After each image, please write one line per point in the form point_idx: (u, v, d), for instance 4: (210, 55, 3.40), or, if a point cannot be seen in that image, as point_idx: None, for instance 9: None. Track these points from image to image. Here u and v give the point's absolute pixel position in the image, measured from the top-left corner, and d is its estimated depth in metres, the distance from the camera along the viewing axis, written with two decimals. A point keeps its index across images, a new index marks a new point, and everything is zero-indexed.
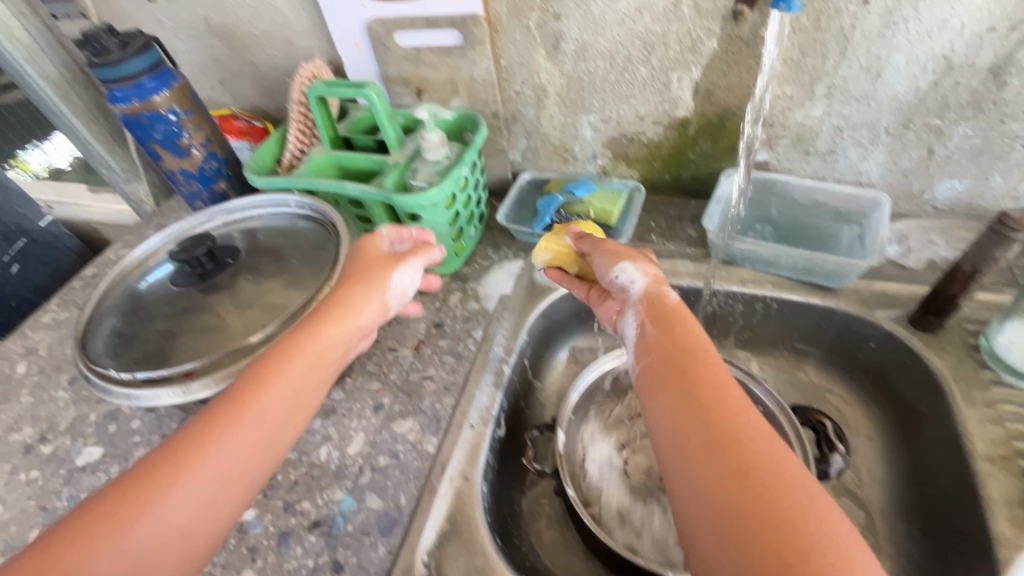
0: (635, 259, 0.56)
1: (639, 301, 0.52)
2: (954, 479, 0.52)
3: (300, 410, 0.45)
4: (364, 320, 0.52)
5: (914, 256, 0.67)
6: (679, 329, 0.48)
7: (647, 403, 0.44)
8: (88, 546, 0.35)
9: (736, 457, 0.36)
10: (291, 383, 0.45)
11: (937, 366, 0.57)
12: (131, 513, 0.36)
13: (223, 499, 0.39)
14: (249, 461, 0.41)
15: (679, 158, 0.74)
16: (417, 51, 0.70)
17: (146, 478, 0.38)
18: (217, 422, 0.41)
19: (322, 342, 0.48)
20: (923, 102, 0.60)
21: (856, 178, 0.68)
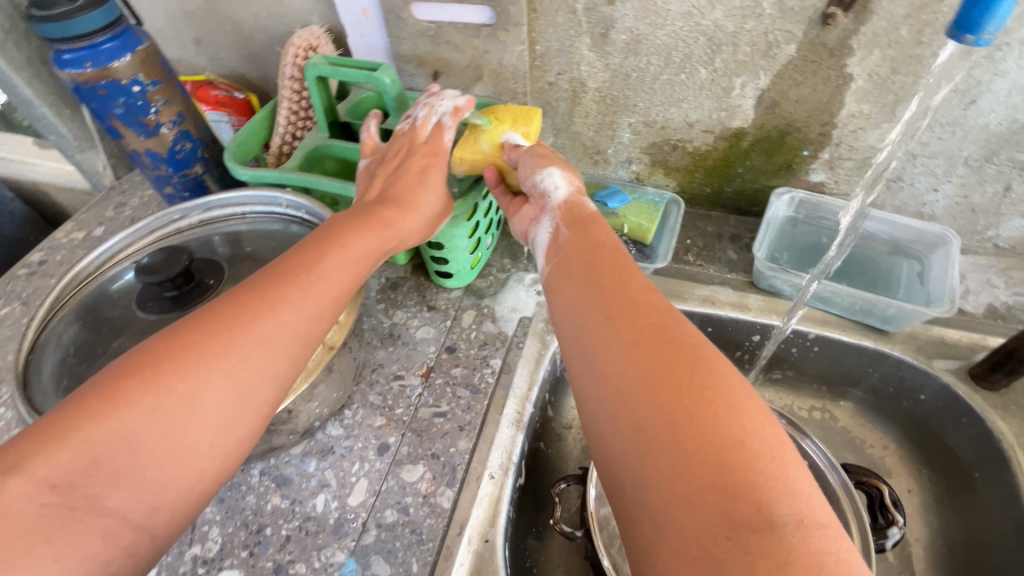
0: (562, 166, 0.53)
1: (556, 209, 0.50)
2: (1016, 557, 0.48)
3: (351, 279, 0.44)
4: (413, 221, 0.51)
5: (973, 299, 0.61)
6: (593, 231, 0.46)
7: (555, 295, 0.43)
8: (178, 382, 0.34)
9: (638, 328, 0.35)
10: (344, 251, 0.45)
11: (1000, 429, 0.53)
12: (210, 356, 0.35)
13: (287, 363, 0.39)
14: (309, 322, 0.40)
15: (725, 171, 0.66)
16: (436, 27, 0.59)
17: (215, 321, 0.37)
18: (279, 284, 0.40)
19: (365, 226, 0.48)
20: (1015, 134, 0.53)
21: (918, 209, 0.62)
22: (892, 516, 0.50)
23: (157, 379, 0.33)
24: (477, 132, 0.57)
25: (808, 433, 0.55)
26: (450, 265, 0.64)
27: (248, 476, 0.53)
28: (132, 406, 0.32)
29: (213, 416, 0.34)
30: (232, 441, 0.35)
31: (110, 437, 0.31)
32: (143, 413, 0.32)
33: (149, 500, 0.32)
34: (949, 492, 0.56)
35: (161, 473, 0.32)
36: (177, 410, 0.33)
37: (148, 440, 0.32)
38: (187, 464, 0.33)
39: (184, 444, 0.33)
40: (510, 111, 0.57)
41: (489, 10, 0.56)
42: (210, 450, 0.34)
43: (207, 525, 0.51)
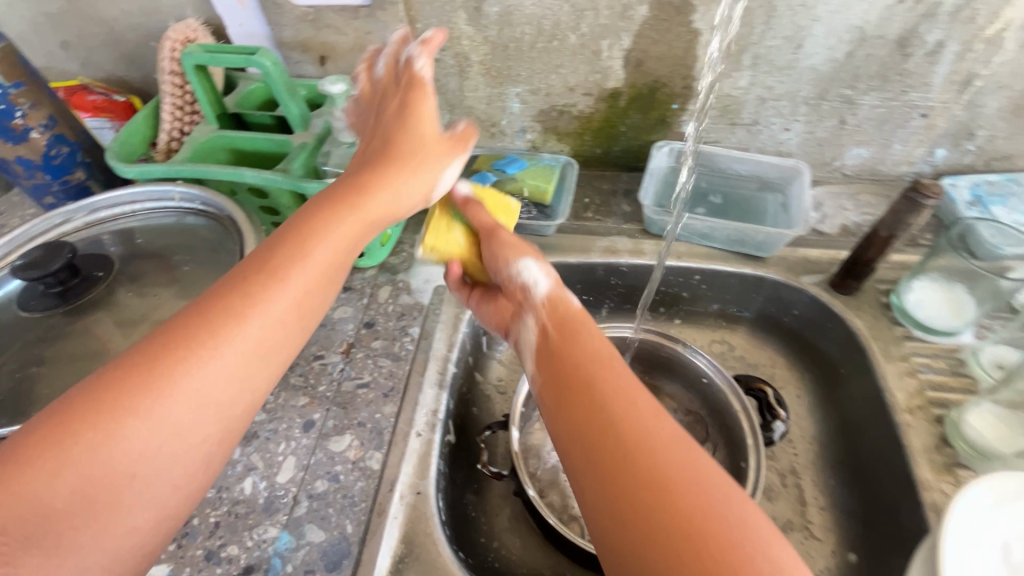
0: (535, 254, 0.50)
1: (538, 306, 0.47)
2: (877, 431, 0.56)
3: (319, 302, 0.41)
4: (401, 199, 0.46)
5: (830, 222, 0.70)
6: (582, 336, 0.43)
7: (552, 402, 0.39)
8: (78, 448, 0.31)
9: (623, 440, 0.34)
10: (313, 269, 0.40)
11: (856, 325, 0.61)
12: (111, 423, 0.32)
13: (243, 407, 0.37)
14: (268, 352, 0.38)
15: (610, 131, 0.71)
16: (315, 12, 0.60)
17: (156, 363, 0.34)
18: (232, 318, 0.37)
19: (344, 227, 0.42)
20: (838, 72, 0.61)
21: (776, 148, 0.70)
22: (776, 413, 0.57)
23: (89, 447, 0.31)
24: (453, 222, 0.54)
25: (693, 346, 0.61)
26: None
27: None
28: (62, 474, 0.31)
29: (159, 480, 0.33)
30: (178, 500, 0.35)
31: (34, 510, 0.30)
32: (72, 482, 0.31)
33: (76, 568, 0.31)
34: (827, 390, 0.64)
35: (87, 543, 0.31)
36: (83, 483, 0.31)
37: (54, 514, 0.30)
38: (130, 533, 0.32)
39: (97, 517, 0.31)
40: (487, 195, 0.56)
41: None
42: (138, 518, 0.33)
43: None
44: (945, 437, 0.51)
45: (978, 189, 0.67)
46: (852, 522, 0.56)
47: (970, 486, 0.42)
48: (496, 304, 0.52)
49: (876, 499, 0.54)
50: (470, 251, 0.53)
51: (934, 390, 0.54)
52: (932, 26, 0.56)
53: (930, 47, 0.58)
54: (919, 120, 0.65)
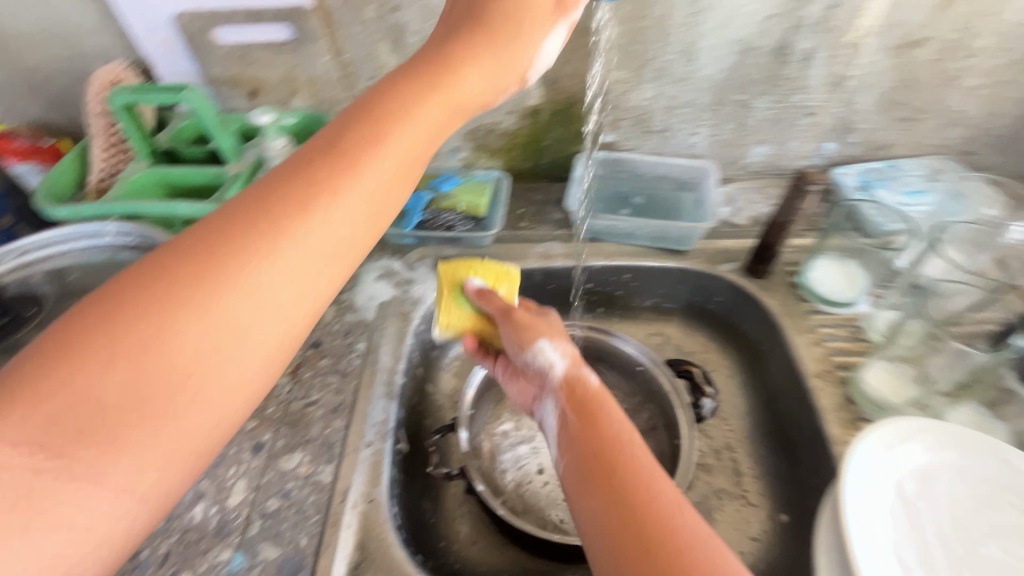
0: (550, 335, 0.53)
1: (557, 390, 0.49)
2: (794, 399, 0.61)
3: (383, 213, 0.39)
4: (504, 80, 0.44)
5: (742, 214, 0.76)
6: (600, 421, 0.44)
7: (574, 489, 0.40)
8: (152, 328, 0.31)
9: (619, 483, 0.39)
10: (380, 174, 0.38)
11: (769, 305, 0.67)
12: (189, 307, 0.32)
13: (301, 315, 0.36)
14: (326, 262, 0.36)
15: (536, 145, 0.76)
16: (242, 48, 0.63)
17: (215, 259, 0.33)
18: (295, 219, 0.35)
19: (416, 128, 0.40)
20: (730, 80, 0.68)
21: (688, 151, 0.77)
22: (704, 390, 0.62)
23: (143, 340, 0.30)
24: (461, 298, 0.58)
25: (617, 334, 0.67)
26: None
27: None
28: (120, 364, 0.29)
29: (212, 385, 0.32)
30: (231, 410, 0.34)
31: (86, 402, 0.28)
32: (125, 376, 0.29)
33: (138, 462, 0.29)
34: (751, 367, 0.69)
35: (156, 432, 0.30)
36: (155, 364, 0.30)
37: (120, 396, 0.29)
38: (183, 439, 0.31)
39: (170, 406, 0.31)
40: (489, 266, 0.60)
41: (286, 28, 0.61)
42: (208, 415, 0.32)
43: None
44: (850, 396, 0.57)
45: (865, 175, 0.75)
46: (783, 485, 0.60)
47: (872, 428, 0.46)
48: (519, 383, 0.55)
49: (799, 461, 0.59)
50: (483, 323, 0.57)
51: (839, 355, 0.61)
52: (803, 36, 0.64)
53: (803, 54, 0.66)
54: (806, 118, 0.73)
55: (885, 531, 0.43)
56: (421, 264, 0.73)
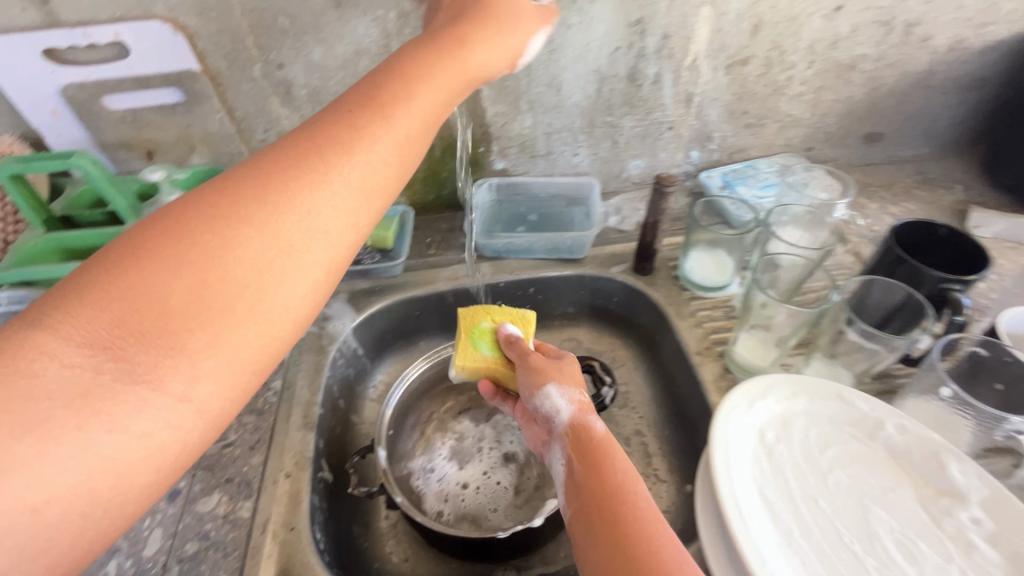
0: (559, 379, 0.54)
1: (565, 435, 0.50)
2: (684, 378, 0.67)
3: (417, 151, 0.41)
4: (502, 56, 0.47)
5: (628, 221, 0.85)
6: (604, 471, 0.45)
7: (579, 536, 0.42)
8: (213, 243, 0.32)
9: (620, 535, 0.39)
10: (417, 113, 0.40)
11: (656, 297, 0.74)
12: (244, 228, 0.33)
13: (344, 247, 0.37)
14: (368, 193, 0.38)
15: (435, 178, 0.82)
16: (133, 112, 0.66)
17: (271, 183, 0.35)
18: (342, 148, 0.37)
19: (446, 71, 0.42)
20: (596, 105, 0.77)
21: (573, 170, 0.85)
22: (605, 379, 0.68)
23: (209, 251, 0.32)
24: (480, 344, 0.62)
25: None
26: None
27: None
28: (183, 273, 0.31)
29: (268, 302, 0.34)
30: (280, 333, 0.35)
31: (155, 305, 0.30)
32: (189, 282, 0.31)
33: (196, 371, 0.31)
34: (650, 357, 0.76)
35: (213, 345, 0.32)
36: (214, 278, 0.32)
37: (182, 305, 0.31)
38: (236, 352, 0.33)
39: (226, 320, 0.32)
40: (506, 312, 0.64)
41: (176, 91, 0.65)
42: (258, 334, 0.34)
43: None
44: (726, 367, 0.64)
45: (726, 176, 0.85)
46: (685, 459, 0.66)
47: (734, 389, 0.52)
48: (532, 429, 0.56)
49: (694, 432, 0.65)
50: (499, 366, 0.60)
51: (716, 333, 0.68)
52: (648, 63, 0.74)
53: (652, 78, 0.76)
54: (669, 132, 0.82)
55: (752, 473, 0.48)
56: (334, 300, 0.76)
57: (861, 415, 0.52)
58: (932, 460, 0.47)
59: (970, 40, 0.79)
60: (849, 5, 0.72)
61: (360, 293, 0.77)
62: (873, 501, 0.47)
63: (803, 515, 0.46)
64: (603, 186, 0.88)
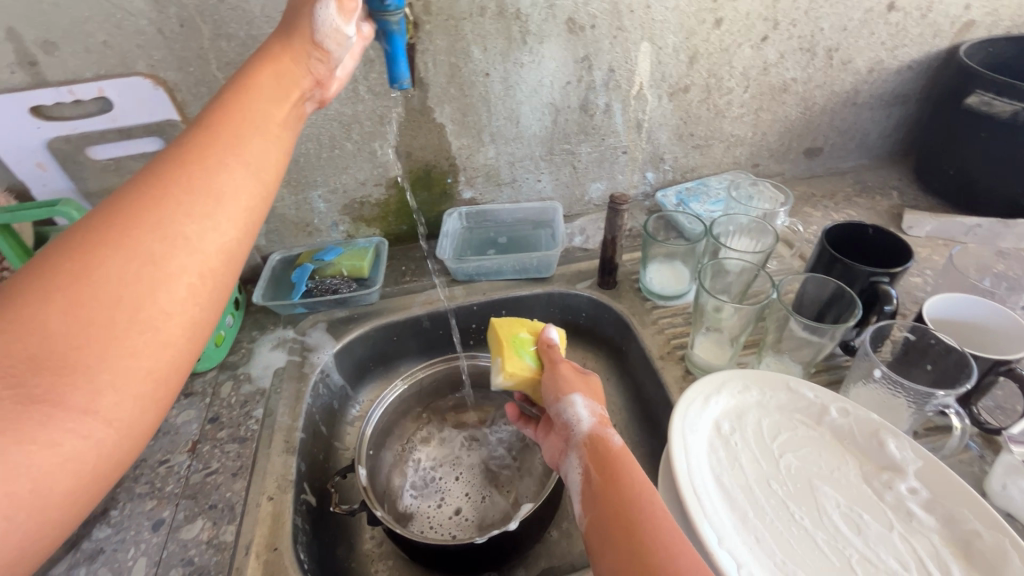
0: (583, 393, 0.55)
1: (582, 445, 0.50)
2: (650, 382, 0.71)
3: (272, 147, 0.42)
4: (315, 59, 0.49)
5: (592, 240, 0.90)
6: (621, 478, 0.45)
7: (597, 542, 0.42)
8: (84, 268, 0.31)
9: (637, 544, 0.39)
10: (260, 118, 0.42)
11: (620, 308, 0.78)
12: (117, 247, 0.32)
13: (227, 250, 0.37)
14: (236, 196, 0.38)
15: (407, 209, 0.87)
16: (116, 161, 0.70)
17: (139, 205, 0.34)
18: (189, 166, 0.37)
19: (275, 78, 0.45)
20: (554, 134, 0.84)
21: (538, 196, 0.91)
22: None
23: (80, 275, 0.31)
24: (525, 355, 0.62)
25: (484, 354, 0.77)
26: None
27: None
28: (61, 298, 0.30)
29: (152, 312, 0.32)
30: (178, 344, 0.34)
31: (35, 334, 0.29)
32: (67, 308, 0.30)
33: (99, 384, 0.30)
34: (619, 366, 0.80)
35: (117, 353, 0.31)
36: (97, 297, 0.31)
37: (64, 330, 0.30)
38: (133, 365, 0.32)
39: (113, 335, 0.31)
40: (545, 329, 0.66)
41: (156, 139, 0.69)
42: (157, 343, 0.33)
43: None
44: (687, 369, 0.68)
45: (681, 194, 0.91)
46: (655, 462, 0.69)
47: (689, 386, 0.56)
48: (550, 440, 0.56)
49: (661, 434, 0.68)
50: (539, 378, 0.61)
51: (677, 339, 0.73)
52: (598, 94, 0.81)
53: (603, 108, 0.82)
54: (624, 156, 0.89)
55: (708, 461, 0.51)
56: (314, 329, 0.79)
57: (808, 403, 0.55)
58: (873, 439, 0.51)
59: (887, 61, 0.87)
60: (773, 36, 0.80)
61: (339, 322, 0.80)
62: (821, 480, 0.51)
63: (757, 498, 0.49)
64: (567, 209, 0.94)
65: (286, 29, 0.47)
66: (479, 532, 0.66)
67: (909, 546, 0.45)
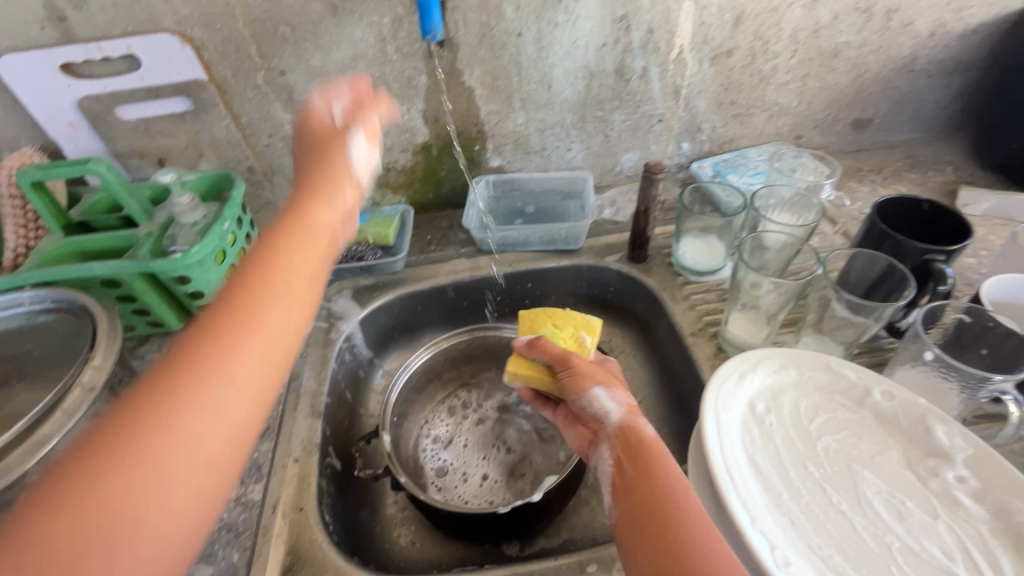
0: (606, 383, 0.53)
1: (612, 436, 0.48)
2: (679, 359, 0.69)
3: (295, 312, 0.40)
4: (343, 202, 0.49)
5: (622, 213, 0.87)
6: (653, 470, 0.43)
7: (624, 534, 0.41)
8: (104, 471, 0.28)
9: (673, 539, 0.38)
10: (292, 270, 0.41)
11: (650, 283, 0.76)
12: (138, 445, 0.30)
13: (247, 422, 0.35)
14: (263, 368, 0.37)
15: (433, 177, 0.85)
16: (145, 122, 0.70)
17: (165, 392, 0.32)
18: (219, 339, 0.36)
19: (309, 229, 0.45)
20: (587, 101, 0.80)
21: (567, 165, 0.88)
22: None
23: (97, 484, 0.28)
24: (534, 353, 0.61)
25: (507, 325, 0.78)
26: None
27: None
28: (73, 509, 0.27)
29: (169, 505, 0.30)
30: (193, 529, 0.31)
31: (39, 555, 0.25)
32: (80, 520, 0.27)
33: None
34: (647, 342, 0.78)
35: (132, 555, 0.28)
36: (117, 500, 0.28)
37: (75, 541, 0.26)
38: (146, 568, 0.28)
39: (130, 538, 0.28)
40: (569, 318, 0.64)
41: (184, 99, 0.69)
42: (173, 534, 0.30)
43: None
44: (719, 347, 0.66)
45: (717, 165, 0.87)
46: (682, 441, 0.67)
47: (723, 363, 0.53)
48: (578, 430, 0.55)
49: (689, 411, 0.66)
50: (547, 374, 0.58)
51: (710, 315, 0.70)
52: (635, 57, 0.77)
53: (639, 72, 0.78)
54: (659, 125, 0.85)
55: (742, 441, 0.49)
56: (339, 296, 0.78)
57: (849, 384, 0.53)
58: (919, 425, 0.49)
59: (951, 24, 0.81)
60: None
61: (364, 290, 0.79)
62: (860, 464, 0.48)
63: (792, 480, 0.47)
64: (597, 180, 0.90)
65: (315, 169, 0.49)
66: (501, 503, 0.66)
67: (955, 536, 0.43)
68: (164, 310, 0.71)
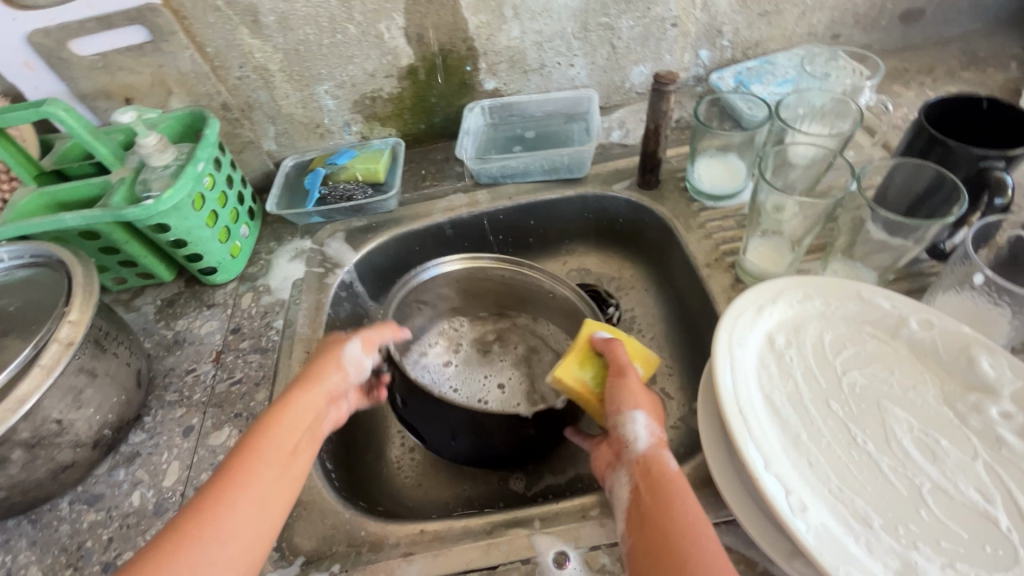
0: (642, 404, 0.47)
1: (632, 463, 0.44)
2: (693, 292, 0.64)
3: (274, 513, 0.40)
4: (332, 384, 0.49)
5: (632, 135, 0.79)
6: (671, 514, 0.39)
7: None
8: None
9: None
10: (276, 450, 0.42)
11: (662, 211, 0.69)
12: None
13: None
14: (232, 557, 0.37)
15: (423, 105, 0.78)
16: (103, 57, 0.64)
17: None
18: (194, 525, 0.37)
19: (300, 408, 0.46)
20: (588, 6, 0.71)
21: (571, 84, 0.79)
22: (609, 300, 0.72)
23: None
24: (592, 364, 0.53)
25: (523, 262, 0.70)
26: (208, 260, 0.68)
27: (57, 511, 0.54)
28: None
29: None
30: None
31: None
32: None
33: None
34: (660, 275, 0.73)
35: None
36: None
37: None
38: None
39: None
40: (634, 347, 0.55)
41: (141, 29, 0.63)
42: None
43: (22, 569, 0.51)
44: (737, 278, 0.60)
45: (740, 75, 0.77)
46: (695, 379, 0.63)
47: (739, 295, 0.48)
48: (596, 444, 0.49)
49: (703, 347, 0.62)
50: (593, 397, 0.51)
51: (727, 244, 0.64)
52: None
53: None
54: (673, 29, 0.75)
55: (758, 381, 0.45)
56: (332, 239, 0.75)
57: (882, 313, 0.47)
58: (961, 356, 0.43)
59: None
60: None
61: (357, 232, 0.75)
62: (891, 402, 0.44)
63: (813, 420, 0.43)
64: (604, 99, 0.82)
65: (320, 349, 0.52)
66: None
67: (995, 477, 0.38)
68: (152, 261, 0.69)
